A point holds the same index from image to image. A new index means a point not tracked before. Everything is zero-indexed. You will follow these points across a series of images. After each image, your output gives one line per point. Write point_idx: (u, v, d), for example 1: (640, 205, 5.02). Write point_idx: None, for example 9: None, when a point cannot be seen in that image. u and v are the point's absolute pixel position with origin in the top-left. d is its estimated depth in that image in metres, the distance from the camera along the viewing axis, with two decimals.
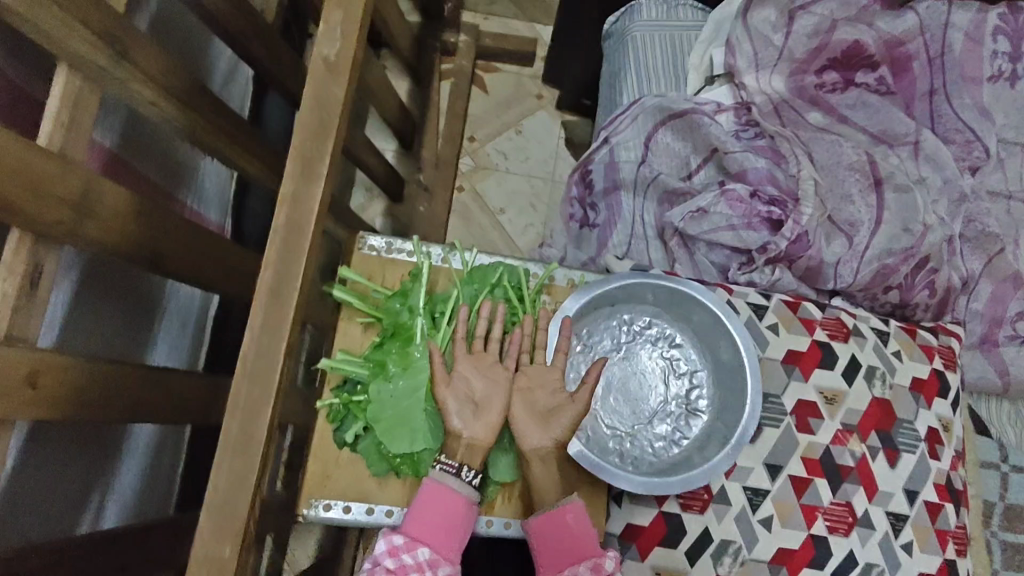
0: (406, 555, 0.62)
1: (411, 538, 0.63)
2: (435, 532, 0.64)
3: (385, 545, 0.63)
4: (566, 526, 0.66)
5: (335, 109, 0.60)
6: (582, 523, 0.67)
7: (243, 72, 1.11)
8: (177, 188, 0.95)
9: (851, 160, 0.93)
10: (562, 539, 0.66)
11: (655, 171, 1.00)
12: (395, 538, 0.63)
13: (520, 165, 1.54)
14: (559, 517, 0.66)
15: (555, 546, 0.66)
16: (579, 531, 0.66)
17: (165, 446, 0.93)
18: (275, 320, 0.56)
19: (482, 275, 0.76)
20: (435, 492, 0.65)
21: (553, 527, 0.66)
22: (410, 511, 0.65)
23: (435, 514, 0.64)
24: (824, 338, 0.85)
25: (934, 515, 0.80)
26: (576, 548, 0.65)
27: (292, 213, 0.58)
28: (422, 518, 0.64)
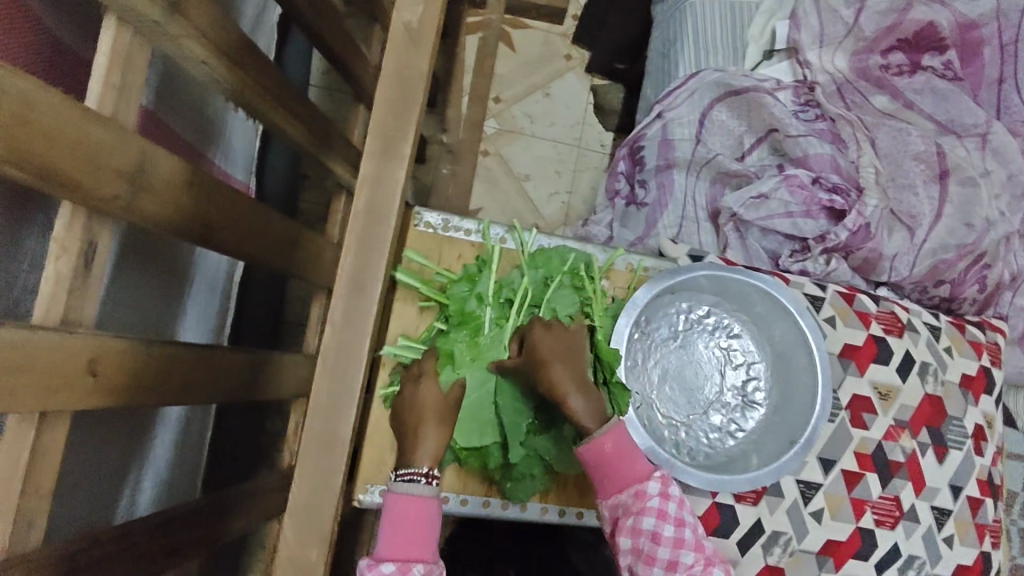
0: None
1: (398, 560, 0.53)
2: (418, 547, 0.54)
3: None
4: (600, 453, 0.57)
5: (418, 83, 0.55)
6: (621, 444, 0.58)
7: (271, 14, 0.99)
8: (207, 148, 0.88)
9: (918, 150, 0.91)
10: (602, 466, 0.58)
11: (711, 151, 0.96)
12: (382, 567, 0.53)
13: (548, 130, 1.48)
14: (593, 446, 0.57)
15: (605, 474, 0.58)
16: (621, 455, 0.57)
17: (196, 416, 0.90)
18: (358, 312, 0.53)
19: (545, 260, 0.71)
20: (402, 504, 0.55)
21: (596, 457, 0.57)
22: (382, 535, 0.54)
23: (413, 525, 0.54)
24: (880, 333, 0.84)
25: (976, 510, 0.82)
26: (620, 473, 0.58)
27: (373, 196, 0.54)
28: (398, 536, 0.54)
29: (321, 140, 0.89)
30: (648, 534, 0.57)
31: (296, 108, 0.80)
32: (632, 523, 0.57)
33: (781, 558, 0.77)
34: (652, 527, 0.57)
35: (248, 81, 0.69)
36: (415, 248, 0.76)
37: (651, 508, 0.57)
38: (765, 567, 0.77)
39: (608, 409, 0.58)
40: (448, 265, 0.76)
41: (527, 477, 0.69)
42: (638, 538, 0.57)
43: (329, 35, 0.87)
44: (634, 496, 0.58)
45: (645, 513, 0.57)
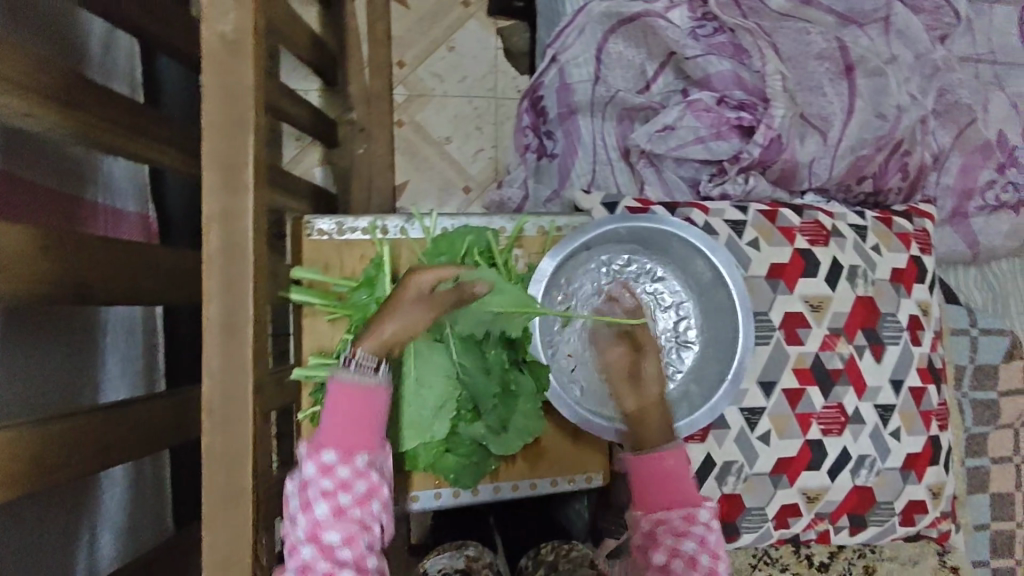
0: (342, 468, 0.55)
1: (341, 450, 0.55)
2: (361, 438, 0.56)
3: (315, 468, 0.55)
4: (662, 467, 0.65)
5: (247, 100, 0.50)
6: (680, 467, 0.65)
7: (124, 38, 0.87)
8: (84, 190, 0.83)
9: (820, 49, 0.87)
10: (656, 482, 0.65)
11: (612, 88, 0.92)
12: (324, 454, 0.55)
13: (459, 87, 1.41)
14: (658, 459, 0.65)
15: (653, 487, 0.65)
16: (677, 474, 0.65)
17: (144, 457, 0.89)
18: (236, 359, 0.49)
19: (450, 244, 0.69)
20: (348, 393, 0.55)
21: (655, 470, 0.65)
22: (325, 422, 0.56)
23: (356, 418, 0.56)
24: (805, 245, 0.83)
25: (919, 399, 0.83)
26: (672, 492, 0.65)
27: (226, 230, 0.50)
28: (345, 426, 0.55)
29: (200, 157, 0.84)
30: (683, 556, 0.63)
31: (164, 133, 0.75)
32: (672, 542, 0.64)
33: (735, 485, 0.79)
34: (692, 551, 0.63)
35: (91, 121, 0.63)
36: (314, 259, 0.73)
37: (694, 533, 0.64)
38: (721, 496, 0.79)
39: (673, 430, 0.66)
40: (353, 270, 0.73)
41: (468, 465, 0.69)
42: (674, 558, 0.63)
43: (185, 47, 0.81)
44: (682, 518, 0.64)
45: (688, 536, 0.64)
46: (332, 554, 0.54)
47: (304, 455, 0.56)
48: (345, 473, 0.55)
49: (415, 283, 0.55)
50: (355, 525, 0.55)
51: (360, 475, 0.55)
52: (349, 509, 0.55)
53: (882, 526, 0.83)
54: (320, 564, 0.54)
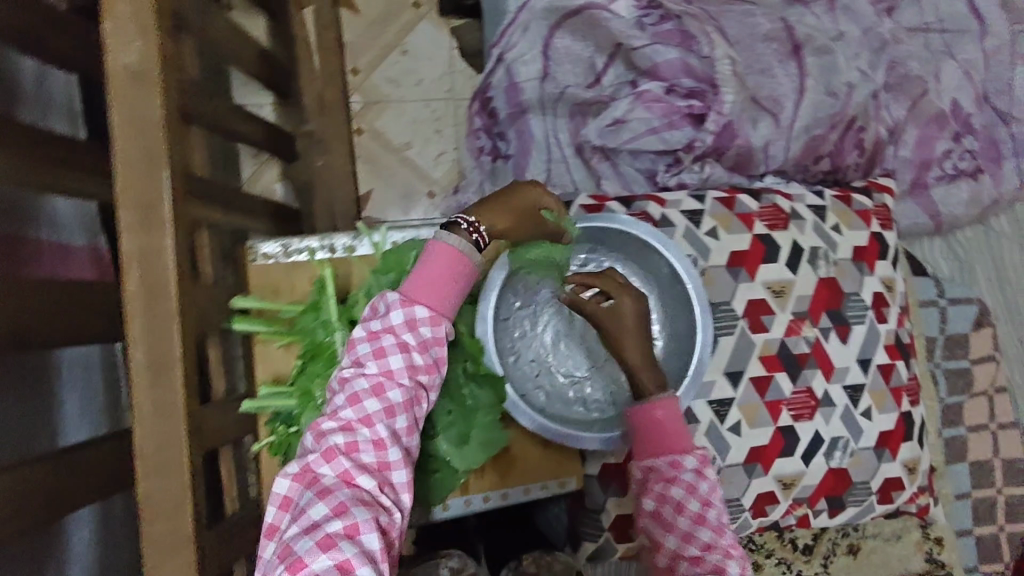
0: (423, 327, 0.57)
1: (431, 309, 0.57)
2: (444, 300, 0.58)
3: (403, 315, 0.57)
4: (652, 419, 0.65)
5: (159, 136, 0.49)
6: (670, 418, 0.65)
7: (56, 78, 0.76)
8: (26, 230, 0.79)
9: (766, 30, 0.86)
10: (649, 434, 0.66)
11: (561, 84, 0.90)
12: (415, 308, 0.57)
13: (416, 90, 1.39)
14: (647, 411, 0.65)
15: (643, 438, 0.66)
16: (668, 427, 0.65)
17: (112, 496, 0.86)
18: (167, 402, 0.48)
19: (396, 260, 0.68)
20: (448, 255, 0.58)
21: (644, 423, 0.66)
22: (419, 276, 0.58)
23: (447, 280, 0.58)
24: (764, 231, 0.83)
25: (888, 376, 0.83)
26: (663, 442, 0.65)
27: (145, 272, 0.48)
28: (438, 288, 0.58)
29: None
30: (672, 502, 0.64)
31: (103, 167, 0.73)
32: (661, 489, 0.65)
33: None
34: (679, 498, 0.64)
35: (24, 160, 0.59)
36: (263, 284, 0.71)
37: (682, 480, 0.64)
38: None
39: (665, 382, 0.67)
40: (303, 292, 0.72)
41: (434, 482, 0.67)
42: (662, 504, 0.65)
43: None
44: (668, 464, 0.65)
45: (675, 483, 0.64)
46: (383, 393, 0.54)
47: (394, 304, 0.57)
48: (428, 333, 0.57)
49: (532, 191, 0.64)
50: (415, 392, 0.56)
51: (435, 340, 0.58)
52: (410, 375, 0.56)
53: (860, 505, 0.83)
54: (367, 399, 0.54)
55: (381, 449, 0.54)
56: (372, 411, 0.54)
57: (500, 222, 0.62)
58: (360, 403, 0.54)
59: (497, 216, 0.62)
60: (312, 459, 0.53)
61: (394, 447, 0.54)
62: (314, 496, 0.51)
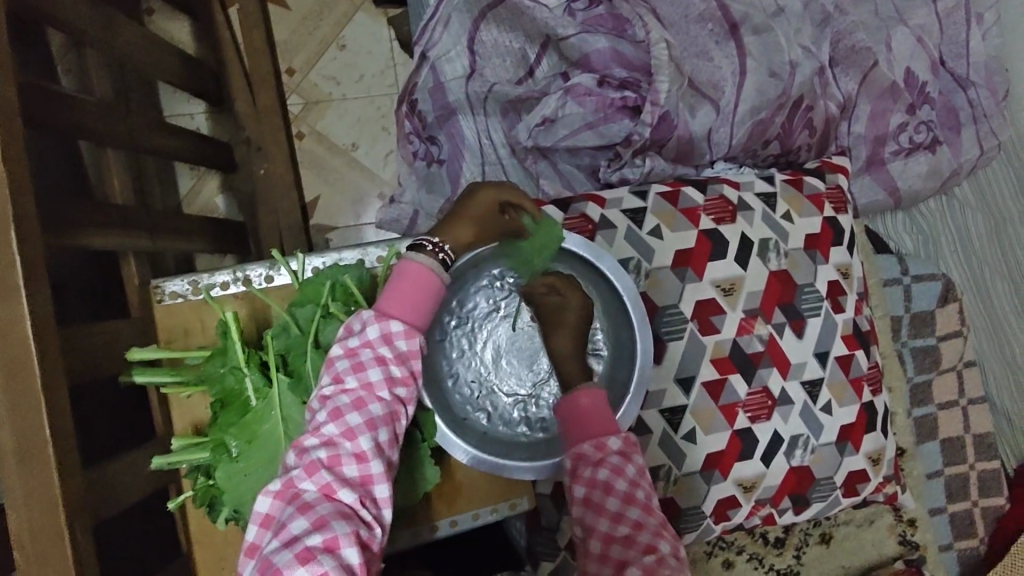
0: (400, 342, 0.56)
1: (405, 322, 0.56)
2: (416, 314, 0.57)
3: (379, 331, 0.55)
4: (577, 408, 0.61)
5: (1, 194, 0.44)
6: (597, 403, 0.61)
7: None
8: None
9: (700, 9, 0.81)
10: (575, 422, 0.61)
11: (488, 82, 0.85)
12: (391, 322, 0.56)
13: (358, 86, 1.31)
14: (571, 400, 0.62)
15: (569, 428, 0.62)
16: (594, 413, 0.61)
17: None
18: (43, 482, 0.44)
19: (314, 291, 0.63)
20: (418, 270, 0.58)
21: (567, 411, 0.62)
22: (392, 289, 0.57)
23: (418, 294, 0.57)
24: (711, 225, 0.78)
25: (848, 368, 0.79)
26: (589, 427, 0.60)
27: (2, 344, 0.44)
28: (411, 301, 0.57)
29: None
30: (601, 486, 0.58)
31: None
32: (590, 473, 0.58)
33: (668, 489, 0.76)
34: (606, 479, 0.58)
35: None
36: (171, 328, 0.66)
37: (609, 461, 0.58)
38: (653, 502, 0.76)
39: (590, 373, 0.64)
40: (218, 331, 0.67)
41: None
42: (592, 490, 0.58)
43: None
44: (594, 447, 0.59)
45: (602, 465, 0.58)
46: (365, 406, 0.52)
47: (370, 320, 0.56)
48: (404, 346, 0.56)
49: (486, 193, 0.64)
50: (392, 407, 0.54)
51: (411, 353, 0.56)
52: (389, 388, 0.54)
53: (825, 500, 0.81)
54: (349, 413, 0.52)
55: (363, 462, 0.51)
56: (355, 424, 0.52)
57: (462, 237, 0.63)
58: (342, 417, 0.52)
59: (456, 233, 0.63)
60: (294, 474, 0.49)
61: (377, 460, 0.52)
62: (295, 511, 0.48)
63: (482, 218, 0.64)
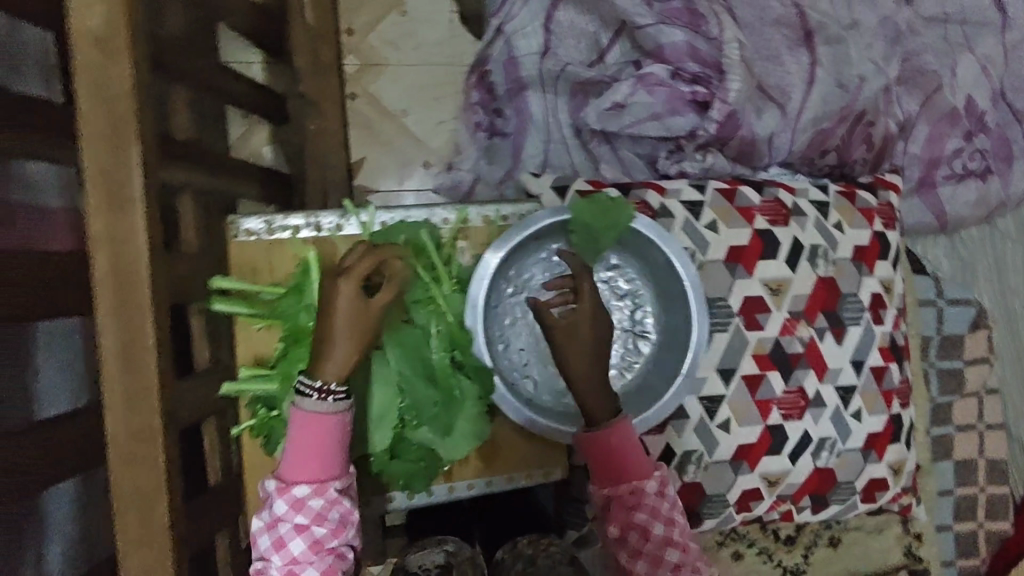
0: (313, 499, 0.55)
1: (308, 483, 0.55)
2: (325, 467, 0.55)
3: (286, 502, 0.55)
4: (608, 449, 0.62)
5: (126, 107, 0.45)
6: (627, 443, 0.62)
7: None
8: None
9: (778, 14, 0.83)
10: (607, 462, 0.63)
11: (560, 62, 0.86)
12: (295, 490, 0.55)
13: (414, 53, 1.33)
14: (602, 439, 0.62)
15: (600, 467, 0.63)
16: (626, 455, 0.62)
17: None
18: (141, 389, 0.46)
19: (384, 243, 0.64)
20: (306, 425, 0.54)
21: (599, 451, 0.62)
22: (289, 455, 0.55)
23: (316, 449, 0.54)
24: (765, 226, 0.80)
25: (881, 378, 0.82)
26: (622, 470, 0.63)
27: (115, 254, 0.46)
28: (307, 460, 0.55)
29: None
30: (639, 528, 0.63)
31: None
32: (624, 515, 0.64)
33: (696, 474, 0.78)
34: (644, 523, 0.63)
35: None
36: (240, 262, 0.69)
37: (646, 504, 0.63)
38: (681, 486, 0.78)
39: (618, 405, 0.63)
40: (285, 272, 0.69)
41: (418, 470, 0.66)
42: (628, 530, 0.64)
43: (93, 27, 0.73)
44: (631, 493, 0.63)
45: (638, 508, 0.63)
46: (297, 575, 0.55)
47: (275, 491, 0.55)
48: (318, 504, 0.55)
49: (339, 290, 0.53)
50: (332, 556, 0.56)
51: (331, 505, 0.55)
52: (324, 544, 0.56)
53: (844, 503, 0.83)
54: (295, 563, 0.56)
55: None
56: None
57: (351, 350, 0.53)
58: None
59: (332, 353, 0.53)
60: None
61: None
62: None
63: (352, 321, 0.53)
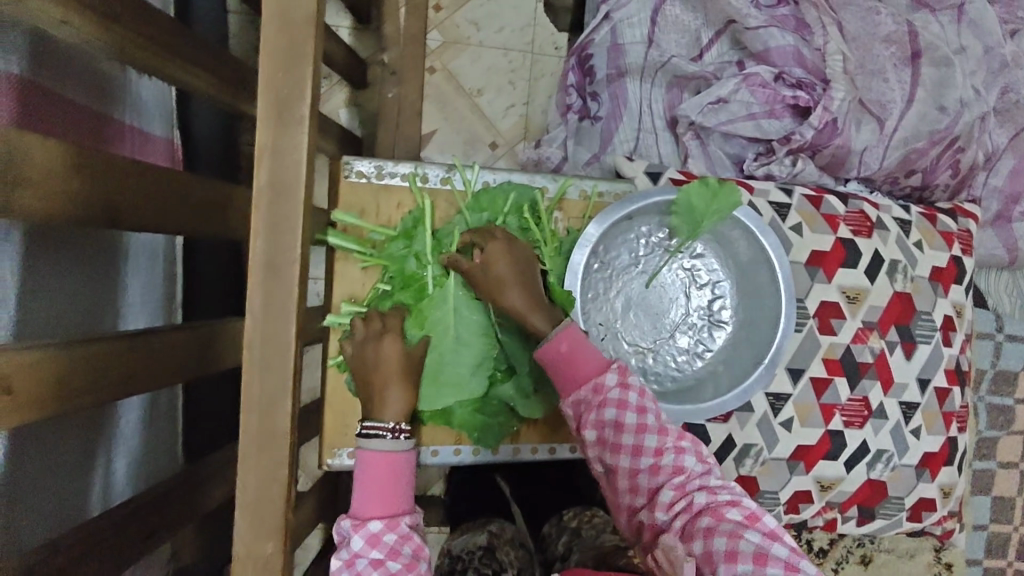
0: (389, 535, 0.54)
1: (383, 517, 0.55)
2: (396, 502, 0.55)
3: (364, 538, 0.54)
4: (559, 354, 0.58)
5: (307, 28, 0.47)
6: (576, 345, 0.58)
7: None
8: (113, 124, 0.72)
9: (888, 31, 0.85)
10: (558, 369, 0.59)
11: (665, 53, 0.88)
12: (369, 524, 0.54)
13: (497, 38, 1.23)
14: (549, 347, 0.58)
15: (558, 375, 0.59)
16: (576, 351, 0.58)
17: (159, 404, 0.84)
18: (281, 298, 0.49)
19: (491, 202, 0.67)
20: (373, 462, 0.55)
21: (550, 359, 0.58)
22: (358, 494, 0.55)
23: (389, 485, 0.55)
24: (848, 235, 0.82)
25: (943, 400, 0.83)
26: (578, 371, 0.58)
27: (276, 166, 0.49)
28: (376, 497, 0.55)
29: (238, 85, 0.73)
30: (612, 425, 0.57)
31: (204, 53, 0.66)
32: (596, 416, 0.58)
33: (753, 468, 0.79)
34: (614, 418, 0.57)
35: (128, 38, 0.55)
36: (351, 202, 0.71)
37: (612, 399, 0.58)
38: (736, 478, 0.79)
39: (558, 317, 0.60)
40: (388, 216, 0.72)
41: (494, 424, 0.67)
42: (603, 431, 0.57)
43: None
44: (592, 391, 0.58)
45: (606, 404, 0.57)
46: None
47: (350, 529, 0.54)
48: (394, 539, 0.54)
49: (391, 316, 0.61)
50: None
51: (409, 540, 0.55)
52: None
53: (889, 519, 0.84)
54: None
55: None
56: None
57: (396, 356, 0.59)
58: None
59: (390, 398, 0.58)
60: None
61: None
62: None
63: (401, 365, 0.58)
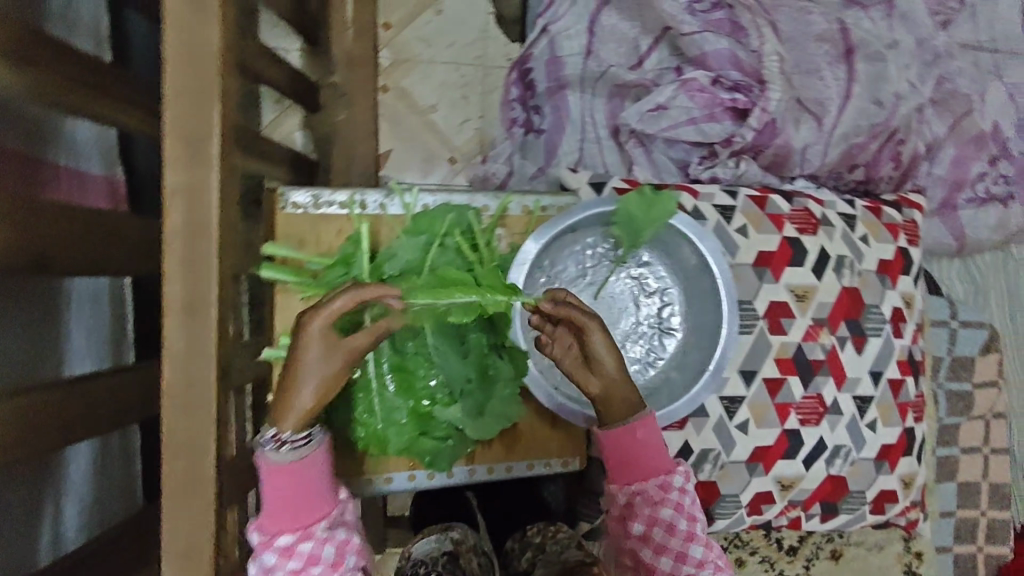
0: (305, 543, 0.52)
1: (294, 527, 0.51)
2: (312, 508, 0.52)
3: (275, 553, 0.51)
4: (633, 441, 0.62)
5: (211, 64, 0.47)
6: (650, 435, 0.62)
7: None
8: (42, 164, 0.70)
9: (820, 30, 0.86)
10: (630, 455, 0.62)
11: (603, 63, 0.87)
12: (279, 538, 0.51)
13: (446, 52, 1.22)
14: (627, 432, 0.62)
15: (624, 461, 0.62)
16: (648, 446, 0.62)
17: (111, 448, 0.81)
18: (200, 341, 0.48)
19: (430, 222, 0.64)
20: (276, 474, 0.50)
21: (623, 446, 0.62)
22: (266, 506, 0.51)
23: (297, 495, 0.51)
24: (794, 234, 0.82)
25: (897, 391, 0.83)
26: (646, 462, 0.62)
27: (190, 206, 0.48)
28: (284, 506, 0.51)
29: None
30: (663, 523, 0.62)
31: (126, 89, 0.64)
32: (650, 511, 0.63)
33: (712, 473, 0.80)
34: (669, 518, 0.62)
35: (52, 78, 0.53)
36: (289, 233, 0.70)
37: (671, 500, 0.63)
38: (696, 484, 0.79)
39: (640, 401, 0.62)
40: (329, 245, 0.71)
41: (444, 449, 0.66)
42: (652, 527, 0.63)
43: None
44: (658, 487, 0.63)
45: (665, 504, 0.63)
46: None
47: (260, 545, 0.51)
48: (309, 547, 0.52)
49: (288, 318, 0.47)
50: None
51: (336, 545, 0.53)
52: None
53: (852, 513, 0.84)
54: None
55: None
56: None
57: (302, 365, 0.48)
58: None
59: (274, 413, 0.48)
60: None
61: None
62: None
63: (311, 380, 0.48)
